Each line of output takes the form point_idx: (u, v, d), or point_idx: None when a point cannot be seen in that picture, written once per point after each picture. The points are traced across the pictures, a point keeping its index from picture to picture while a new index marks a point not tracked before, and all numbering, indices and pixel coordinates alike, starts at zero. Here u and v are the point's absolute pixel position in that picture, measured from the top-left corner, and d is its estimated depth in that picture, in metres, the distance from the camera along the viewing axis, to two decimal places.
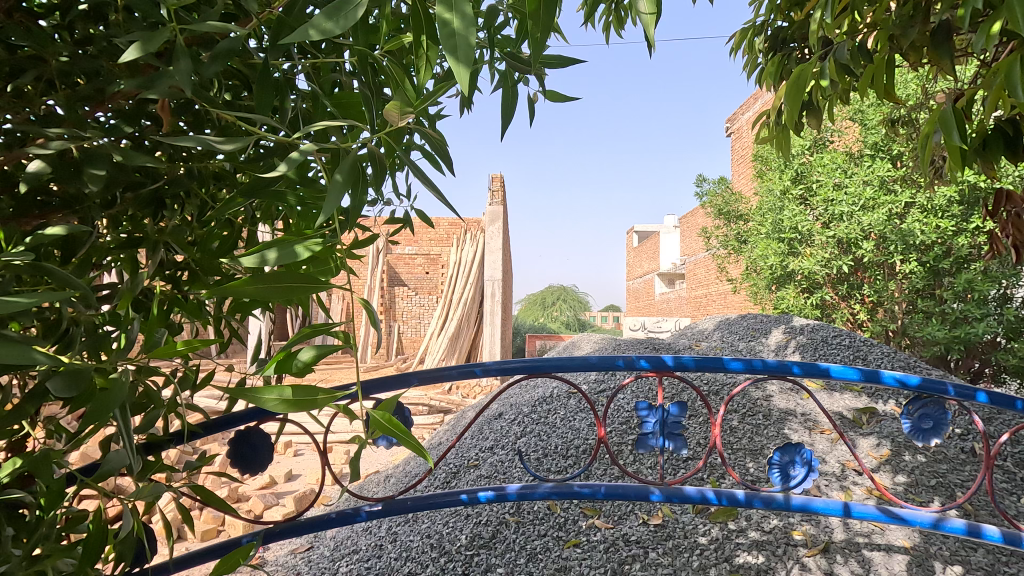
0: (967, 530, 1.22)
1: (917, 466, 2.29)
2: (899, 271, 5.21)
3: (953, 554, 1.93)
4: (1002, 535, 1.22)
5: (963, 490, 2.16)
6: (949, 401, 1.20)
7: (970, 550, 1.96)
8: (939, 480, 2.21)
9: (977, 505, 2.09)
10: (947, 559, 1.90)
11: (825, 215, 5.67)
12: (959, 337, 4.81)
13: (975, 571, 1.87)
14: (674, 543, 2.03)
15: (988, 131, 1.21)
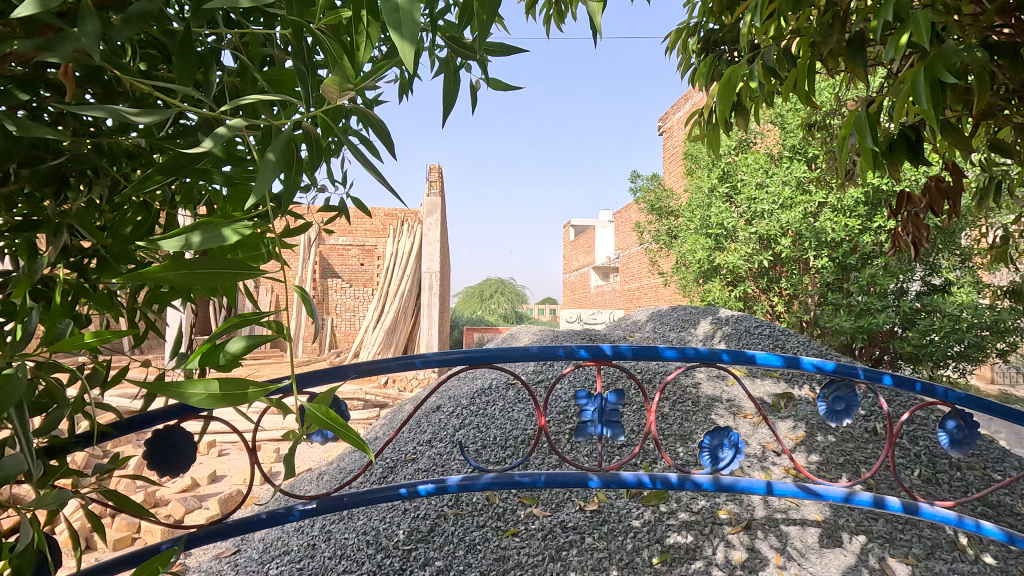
0: (873, 503, 1.33)
1: (828, 446, 2.48)
2: (812, 267, 5.61)
3: (858, 524, 2.09)
4: (903, 505, 1.34)
5: (867, 467, 2.36)
6: (860, 384, 1.29)
7: (872, 520, 2.12)
8: (847, 458, 2.41)
9: (879, 480, 2.29)
10: (853, 530, 2.06)
11: (748, 212, 5.99)
12: (863, 327, 5.26)
13: (876, 539, 2.04)
14: (609, 527, 2.09)
15: (894, 136, 1.31)
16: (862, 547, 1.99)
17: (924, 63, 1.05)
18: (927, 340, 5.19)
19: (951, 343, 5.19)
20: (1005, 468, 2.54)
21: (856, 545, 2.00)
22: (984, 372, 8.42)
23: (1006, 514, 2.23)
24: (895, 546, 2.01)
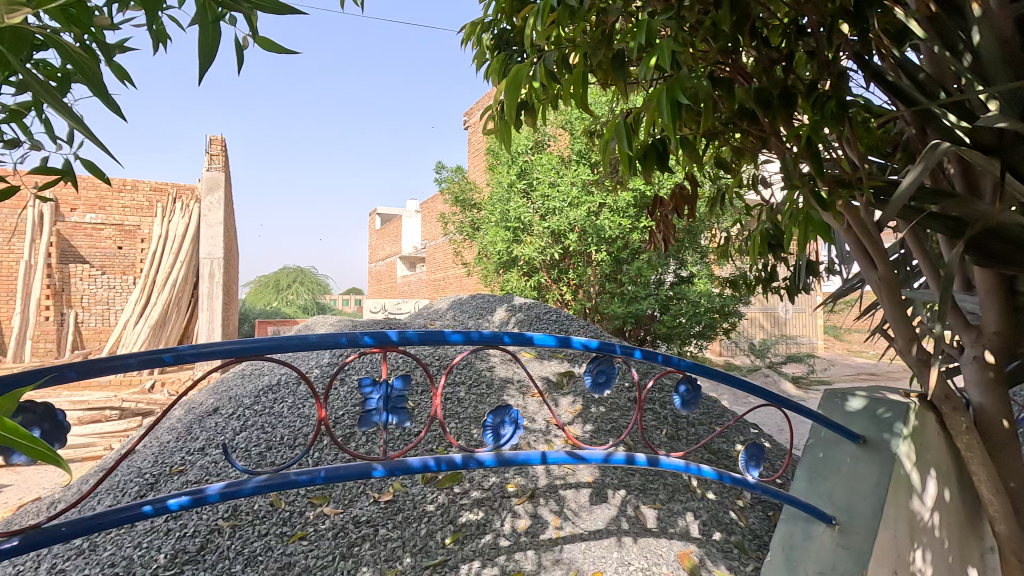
0: (626, 460, 1.54)
1: (599, 416, 2.81)
2: (593, 260, 6.35)
3: (620, 480, 2.31)
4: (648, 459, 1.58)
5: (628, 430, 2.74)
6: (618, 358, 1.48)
7: (631, 475, 2.35)
8: (613, 425, 2.76)
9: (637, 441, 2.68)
10: (616, 486, 2.27)
11: (542, 208, 6.51)
12: (632, 312, 6.16)
13: (633, 491, 2.26)
14: (403, 516, 2.08)
15: (648, 145, 1.52)
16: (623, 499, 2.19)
17: (666, 86, 1.23)
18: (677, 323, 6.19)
19: (693, 323, 6.36)
20: (723, 421, 3.14)
21: (618, 498, 2.20)
22: (715, 346, 10.47)
23: (723, 458, 2.79)
24: (647, 494, 2.24)
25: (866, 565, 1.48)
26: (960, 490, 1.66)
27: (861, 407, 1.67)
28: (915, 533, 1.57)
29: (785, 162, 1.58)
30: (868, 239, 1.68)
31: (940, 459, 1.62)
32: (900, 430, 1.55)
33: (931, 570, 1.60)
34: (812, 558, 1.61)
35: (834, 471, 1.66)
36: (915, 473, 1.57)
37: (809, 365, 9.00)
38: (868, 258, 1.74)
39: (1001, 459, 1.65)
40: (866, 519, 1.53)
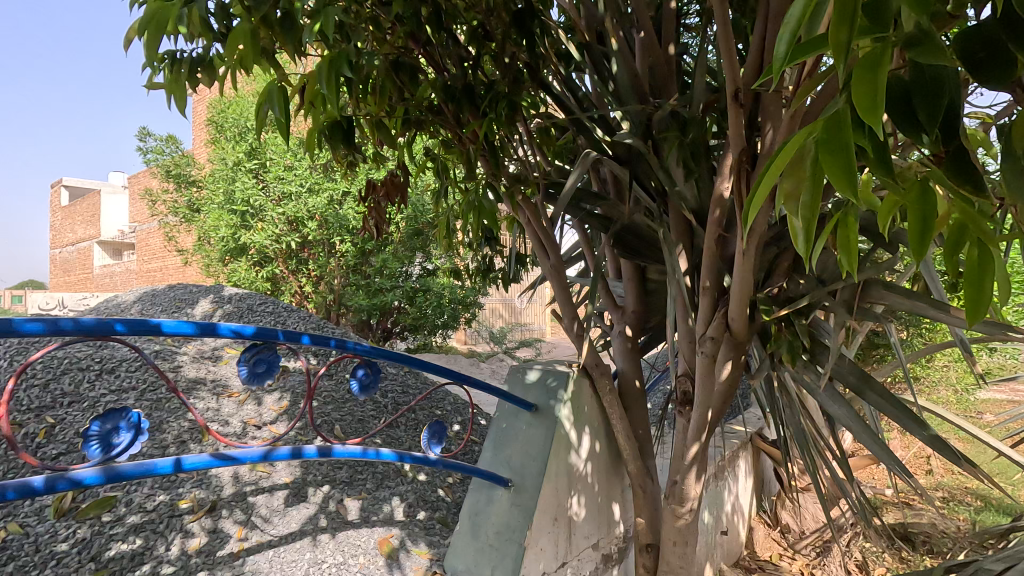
0: (290, 454, 1.35)
1: (309, 411, 2.65)
2: (337, 250, 6.78)
3: (323, 477, 2.20)
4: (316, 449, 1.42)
5: (339, 422, 2.66)
6: (281, 346, 1.22)
7: (337, 470, 2.26)
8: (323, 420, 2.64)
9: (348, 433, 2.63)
10: (318, 483, 2.14)
11: (277, 192, 6.48)
12: (377, 304, 6.85)
13: (338, 485, 2.16)
14: (15, 565, 1.70)
15: (331, 121, 1.42)
16: (325, 496, 2.08)
17: (326, 57, 1.15)
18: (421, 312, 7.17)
19: (439, 313, 7.27)
20: (443, 403, 3.26)
21: (320, 496, 2.08)
22: (461, 334, 11.16)
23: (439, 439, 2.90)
24: (352, 487, 2.17)
25: (531, 519, 1.68)
26: (607, 441, 2.02)
27: (535, 378, 1.90)
28: (573, 483, 1.86)
29: (469, 154, 1.68)
30: (541, 231, 1.93)
31: (593, 417, 1.96)
32: (561, 396, 1.82)
33: (585, 512, 1.91)
34: (491, 521, 1.74)
35: (513, 439, 1.84)
36: (572, 432, 1.86)
37: (536, 349, 10.37)
38: (543, 248, 1.99)
39: (634, 413, 2.04)
40: (533, 477, 1.75)
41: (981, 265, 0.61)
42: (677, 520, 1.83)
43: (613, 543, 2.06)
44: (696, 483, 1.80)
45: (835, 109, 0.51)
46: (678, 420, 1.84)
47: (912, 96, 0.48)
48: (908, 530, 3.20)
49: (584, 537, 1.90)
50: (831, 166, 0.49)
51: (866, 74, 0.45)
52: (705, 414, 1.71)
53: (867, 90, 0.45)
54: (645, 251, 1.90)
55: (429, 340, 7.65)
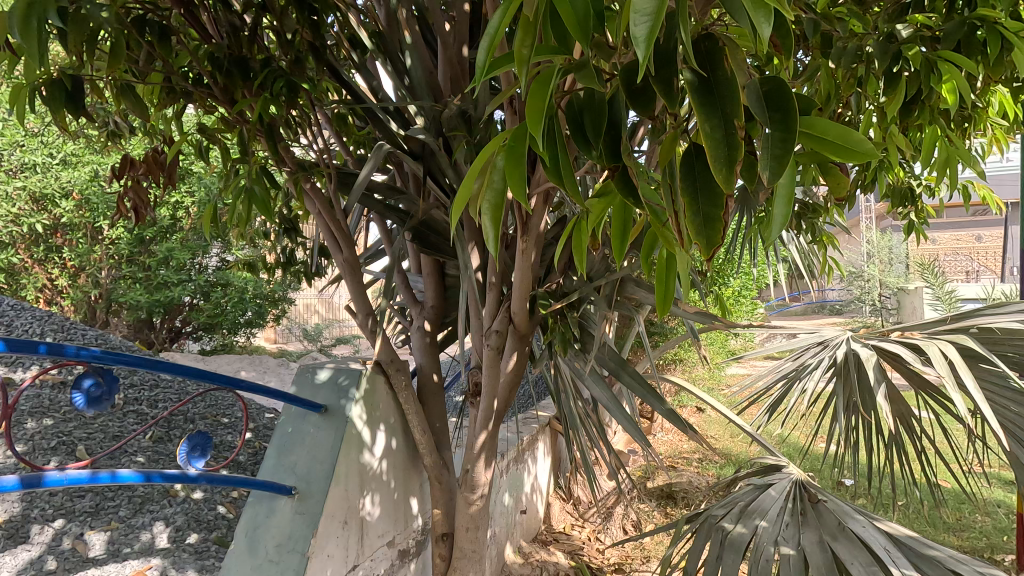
0: None
1: (39, 431, 2.40)
2: (104, 237, 5.95)
3: (56, 510, 1.99)
4: (21, 481, 1.09)
5: (82, 442, 2.37)
6: None
7: (77, 499, 2.05)
8: (60, 440, 2.36)
9: (96, 455, 2.34)
10: (51, 519, 1.93)
11: (15, 161, 5.50)
12: (159, 300, 6.09)
13: (76, 518, 1.96)
14: None
15: (49, 80, 1.15)
16: (55, 533, 1.88)
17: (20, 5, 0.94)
18: (218, 309, 6.46)
19: (239, 311, 6.60)
20: (232, 411, 2.99)
21: (48, 534, 1.88)
22: (271, 333, 10.23)
23: (224, 450, 2.59)
24: (97, 518, 1.99)
25: (315, 525, 1.59)
26: (404, 437, 2.01)
27: (326, 377, 1.80)
28: (365, 483, 1.80)
29: (243, 134, 1.52)
30: (332, 223, 1.80)
31: (389, 414, 1.93)
32: (353, 395, 1.75)
33: (379, 511, 1.87)
34: (271, 534, 1.61)
35: (299, 444, 1.72)
36: (366, 431, 1.80)
37: (356, 346, 10.03)
38: (336, 241, 1.87)
39: (431, 407, 2.05)
40: (319, 482, 1.65)
41: (668, 265, 0.73)
42: (469, 506, 1.91)
43: (410, 538, 2.06)
44: (485, 470, 1.89)
45: (518, 126, 0.63)
46: (471, 411, 1.95)
47: (628, 98, 0.54)
48: (670, 488, 3.79)
49: (377, 536, 1.86)
50: (512, 173, 0.62)
51: (539, 90, 0.57)
52: (491, 404, 1.82)
53: (536, 105, 0.56)
54: (443, 246, 1.91)
55: (228, 340, 6.88)
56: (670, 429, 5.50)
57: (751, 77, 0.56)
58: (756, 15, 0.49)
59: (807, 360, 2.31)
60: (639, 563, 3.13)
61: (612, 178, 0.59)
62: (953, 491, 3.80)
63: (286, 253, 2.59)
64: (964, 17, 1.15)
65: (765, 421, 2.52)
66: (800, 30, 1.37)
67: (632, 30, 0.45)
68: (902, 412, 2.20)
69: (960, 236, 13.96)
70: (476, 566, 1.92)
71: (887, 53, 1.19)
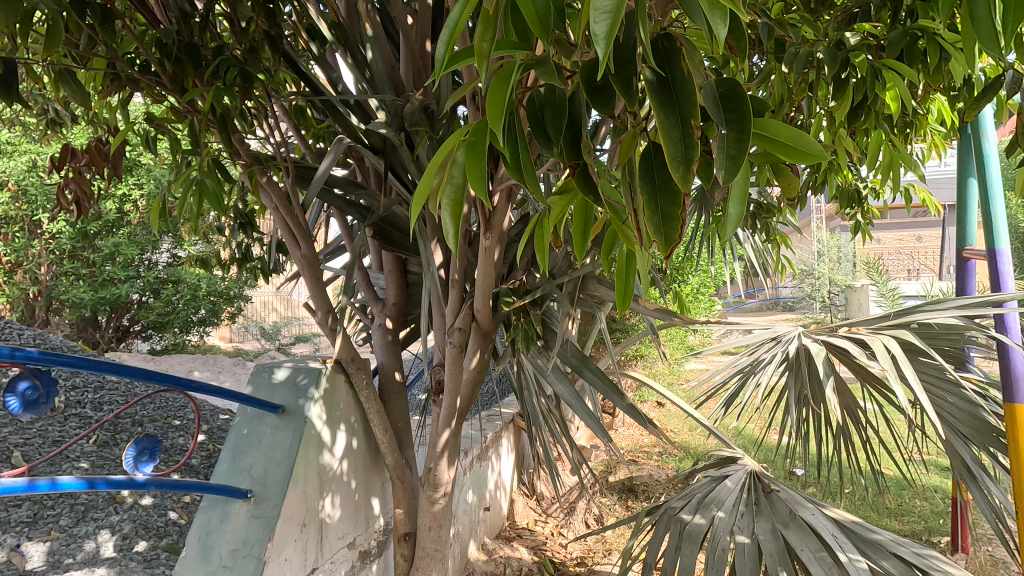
0: None
1: None
2: (44, 231, 5.66)
3: None
4: None
5: (19, 448, 2.25)
6: None
7: (14, 509, 1.95)
8: None
9: (34, 461, 2.20)
10: None
11: None
12: (104, 298, 5.84)
13: (12, 529, 1.87)
14: None
15: None
16: None
17: None
18: (169, 306, 6.24)
19: (191, 309, 6.37)
20: (184, 413, 2.89)
21: None
22: (225, 332, 9.94)
23: (175, 454, 2.49)
24: (36, 527, 1.90)
25: (272, 529, 1.54)
26: (365, 437, 1.98)
27: (284, 377, 1.76)
28: (325, 485, 1.76)
29: (193, 125, 1.46)
30: (290, 218, 1.73)
31: (349, 413, 1.89)
32: (313, 395, 1.71)
33: (339, 512, 1.83)
34: (226, 539, 1.56)
35: (255, 445, 1.67)
36: (325, 431, 1.76)
37: (316, 344, 9.84)
38: (294, 237, 1.80)
39: (393, 406, 2.02)
40: (276, 485, 1.60)
41: (628, 262, 0.74)
42: (433, 505, 1.90)
43: (371, 539, 2.03)
44: (449, 468, 1.89)
45: (479, 120, 0.63)
46: (433, 409, 1.93)
47: (588, 96, 0.54)
48: (631, 482, 3.87)
49: (338, 538, 1.82)
50: (471, 167, 0.61)
51: (500, 86, 0.57)
52: (454, 401, 1.82)
53: (497, 100, 0.56)
54: (405, 243, 1.88)
55: (180, 339, 6.61)
56: (630, 423, 5.60)
57: (708, 77, 0.58)
58: (712, 16, 0.50)
59: (760, 355, 2.36)
60: (601, 556, 3.19)
61: (573, 175, 0.59)
62: (894, 478, 4.02)
63: (241, 249, 2.51)
64: (906, 27, 1.20)
65: (721, 415, 2.59)
66: (755, 35, 1.41)
67: (591, 27, 0.45)
68: (848, 404, 2.30)
69: (902, 237, 14.75)
70: (439, 565, 1.91)
71: (836, 59, 1.24)
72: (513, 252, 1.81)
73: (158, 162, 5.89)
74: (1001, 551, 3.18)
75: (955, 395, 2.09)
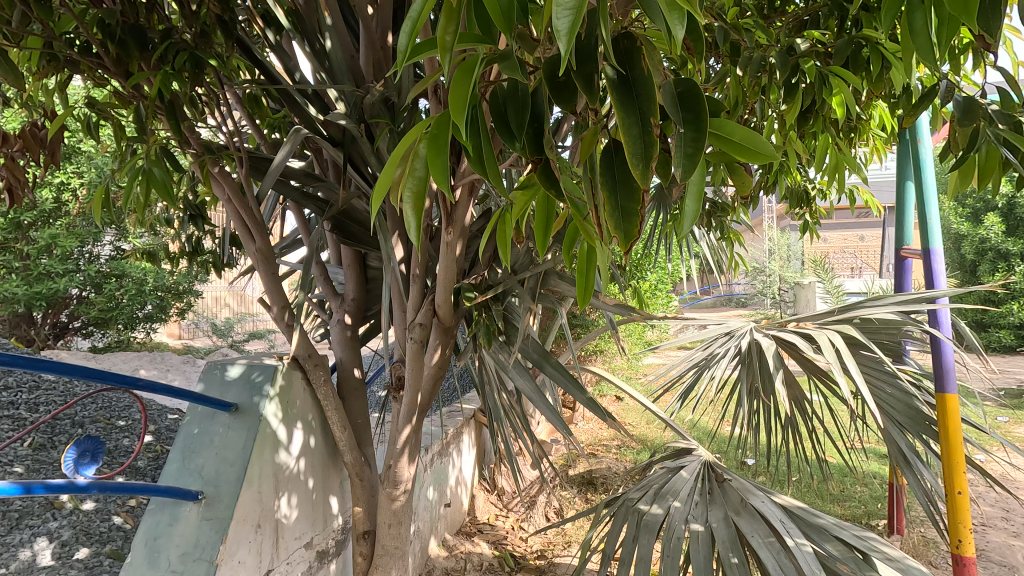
0: None
1: None
2: None
3: None
4: None
5: None
6: None
7: None
8: None
9: None
10: None
11: None
12: (40, 293, 5.52)
13: None
14: None
15: None
16: None
17: None
18: (112, 301, 5.95)
19: (136, 304, 6.09)
20: (129, 413, 2.77)
21: None
22: (172, 329, 9.55)
23: (119, 455, 2.38)
24: None
25: (225, 531, 1.49)
26: (323, 435, 1.94)
27: (238, 374, 1.70)
28: (281, 485, 1.72)
29: (139, 111, 1.39)
30: (244, 210, 1.67)
31: (306, 410, 1.85)
32: (268, 392, 1.67)
33: (296, 512, 1.79)
34: (174, 543, 1.51)
35: (206, 445, 1.62)
36: (281, 429, 1.72)
37: (271, 340, 9.56)
38: (248, 230, 1.74)
39: (352, 403, 1.99)
40: (229, 486, 1.55)
41: (589, 257, 0.75)
42: (393, 502, 1.88)
43: (329, 538, 1.99)
44: (409, 465, 1.87)
45: (441, 113, 0.63)
46: (394, 406, 1.91)
47: (551, 91, 0.55)
48: (591, 475, 3.94)
49: (294, 538, 1.78)
50: (433, 160, 0.61)
51: (463, 79, 0.57)
52: (415, 397, 1.80)
53: (460, 93, 0.56)
54: (365, 237, 1.84)
55: (124, 336, 6.31)
56: (590, 417, 5.69)
57: (667, 77, 0.59)
58: (671, 17, 0.51)
59: (715, 350, 2.44)
60: (560, 548, 3.23)
61: (535, 170, 0.60)
62: (837, 466, 4.23)
63: (191, 242, 2.41)
64: (852, 36, 1.26)
65: (677, 408, 2.66)
66: (712, 38, 1.45)
67: (554, 23, 0.46)
68: (796, 395, 2.41)
69: (847, 236, 15.53)
70: (398, 562, 1.89)
71: (788, 64, 1.28)
72: (475, 247, 1.81)
73: (101, 149, 5.59)
74: (932, 532, 3.40)
75: (893, 386, 2.22)
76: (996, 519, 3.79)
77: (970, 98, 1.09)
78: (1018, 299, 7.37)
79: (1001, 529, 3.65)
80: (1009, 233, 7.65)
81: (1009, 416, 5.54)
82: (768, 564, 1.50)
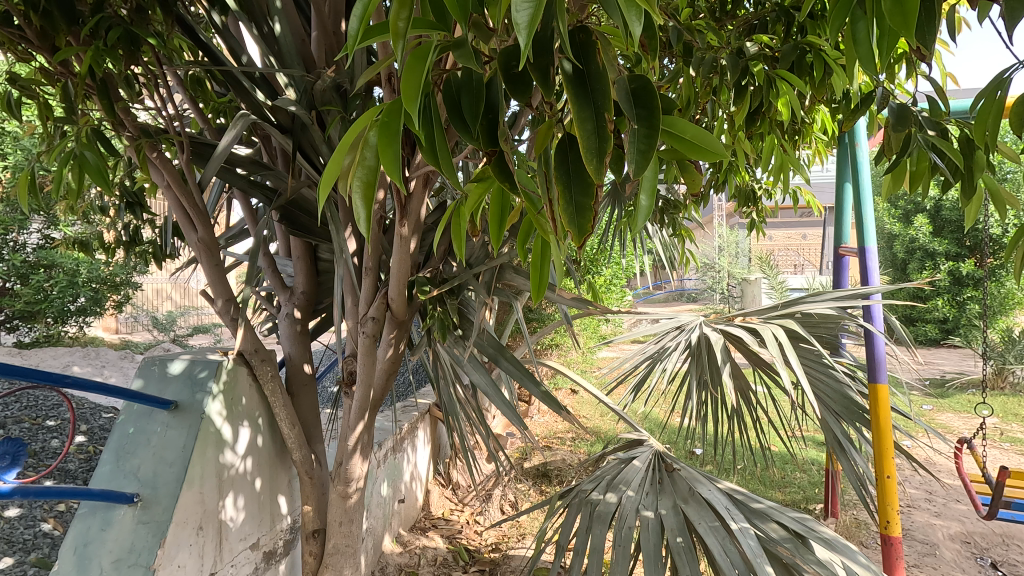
0: None
1: None
2: None
3: None
4: None
5: None
6: None
7: None
8: None
9: None
10: None
11: None
12: None
13: None
14: None
15: None
16: None
17: None
18: (40, 293, 5.57)
19: (67, 297, 5.74)
20: (58, 413, 2.61)
21: None
22: (107, 322, 9.00)
23: (46, 458, 2.24)
24: None
25: (162, 535, 1.42)
26: (270, 433, 1.88)
27: (179, 370, 1.62)
28: (225, 485, 1.65)
29: (67, 89, 1.30)
30: (185, 198, 1.58)
31: (252, 408, 1.79)
32: (211, 389, 1.59)
33: (242, 513, 1.73)
34: (107, 549, 1.43)
35: (143, 446, 1.54)
36: (226, 427, 1.65)
37: (216, 335, 9.17)
38: (190, 219, 1.65)
39: (301, 400, 1.93)
40: (167, 487, 1.48)
41: (543, 251, 0.75)
42: (345, 500, 1.84)
43: (276, 538, 1.93)
44: (361, 462, 1.84)
45: (393, 100, 0.61)
46: (345, 402, 1.87)
47: (506, 83, 0.54)
48: (546, 467, 3.99)
49: (239, 540, 1.71)
50: (384, 149, 0.59)
51: (416, 66, 0.55)
52: (367, 393, 1.77)
53: (413, 81, 0.54)
54: (315, 228, 1.79)
55: (54, 330, 5.91)
56: (545, 411, 5.77)
57: (621, 73, 0.59)
58: (628, 13, 0.51)
59: (666, 343, 2.49)
60: (515, 540, 3.26)
61: (489, 163, 0.59)
62: (779, 454, 4.44)
63: (128, 231, 2.28)
64: (797, 41, 1.30)
65: (630, 400, 2.71)
66: (666, 38, 1.48)
67: (512, 15, 0.45)
68: (742, 387, 2.48)
69: (790, 235, 16.31)
70: (350, 561, 1.86)
71: (737, 65, 1.31)
72: (429, 239, 1.78)
73: (23, 133, 5.23)
74: (864, 514, 3.63)
75: (829, 376, 2.31)
76: (920, 500, 4.07)
77: (902, 105, 1.15)
78: (942, 295, 7.91)
79: (924, 510, 3.92)
80: (935, 233, 8.20)
81: (932, 404, 5.96)
82: (714, 549, 1.55)
